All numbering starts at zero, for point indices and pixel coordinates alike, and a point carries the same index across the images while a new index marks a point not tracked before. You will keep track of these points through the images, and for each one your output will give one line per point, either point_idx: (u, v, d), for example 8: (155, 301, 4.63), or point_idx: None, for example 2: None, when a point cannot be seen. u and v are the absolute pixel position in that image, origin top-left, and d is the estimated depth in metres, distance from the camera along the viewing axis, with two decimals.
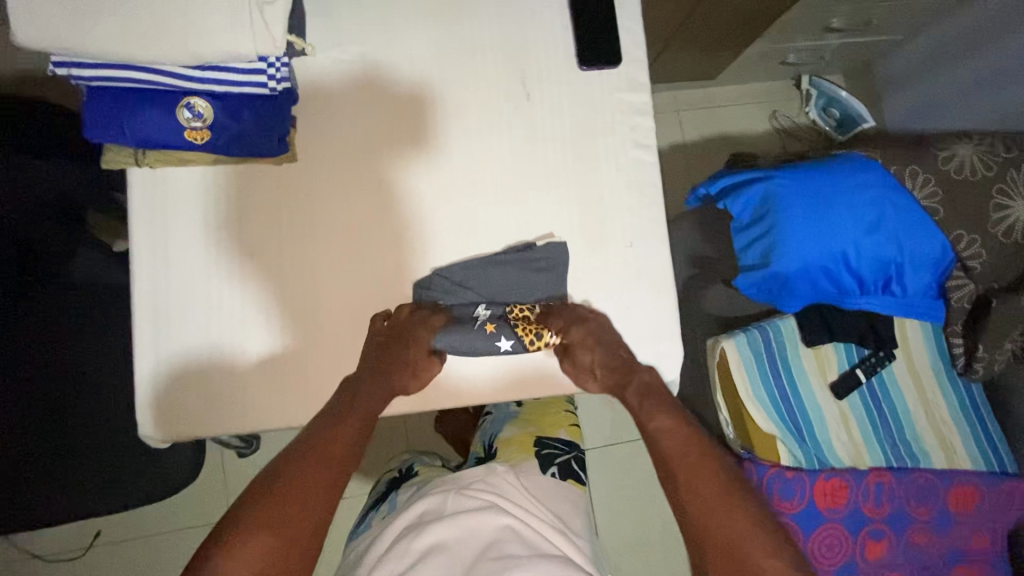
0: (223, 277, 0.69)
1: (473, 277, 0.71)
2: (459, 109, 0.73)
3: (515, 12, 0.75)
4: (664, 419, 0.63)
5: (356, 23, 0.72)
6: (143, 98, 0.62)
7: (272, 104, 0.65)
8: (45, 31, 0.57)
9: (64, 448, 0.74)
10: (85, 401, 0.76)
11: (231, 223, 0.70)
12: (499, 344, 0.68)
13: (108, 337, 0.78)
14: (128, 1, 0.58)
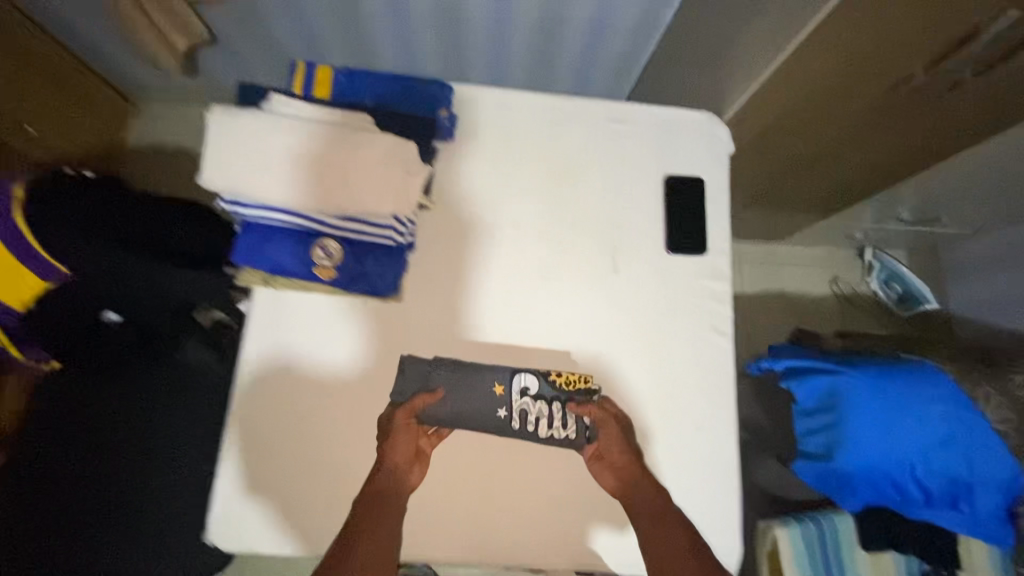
0: (313, 394, 0.74)
1: (464, 390, 0.72)
2: (552, 273, 0.79)
3: (615, 193, 0.83)
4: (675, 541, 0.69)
5: (475, 184, 0.81)
6: (289, 236, 0.71)
7: (394, 253, 0.74)
8: (223, 172, 0.65)
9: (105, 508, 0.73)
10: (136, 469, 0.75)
11: (330, 344, 0.75)
12: (523, 377, 0.73)
13: (181, 416, 0.78)
14: (299, 161, 0.67)
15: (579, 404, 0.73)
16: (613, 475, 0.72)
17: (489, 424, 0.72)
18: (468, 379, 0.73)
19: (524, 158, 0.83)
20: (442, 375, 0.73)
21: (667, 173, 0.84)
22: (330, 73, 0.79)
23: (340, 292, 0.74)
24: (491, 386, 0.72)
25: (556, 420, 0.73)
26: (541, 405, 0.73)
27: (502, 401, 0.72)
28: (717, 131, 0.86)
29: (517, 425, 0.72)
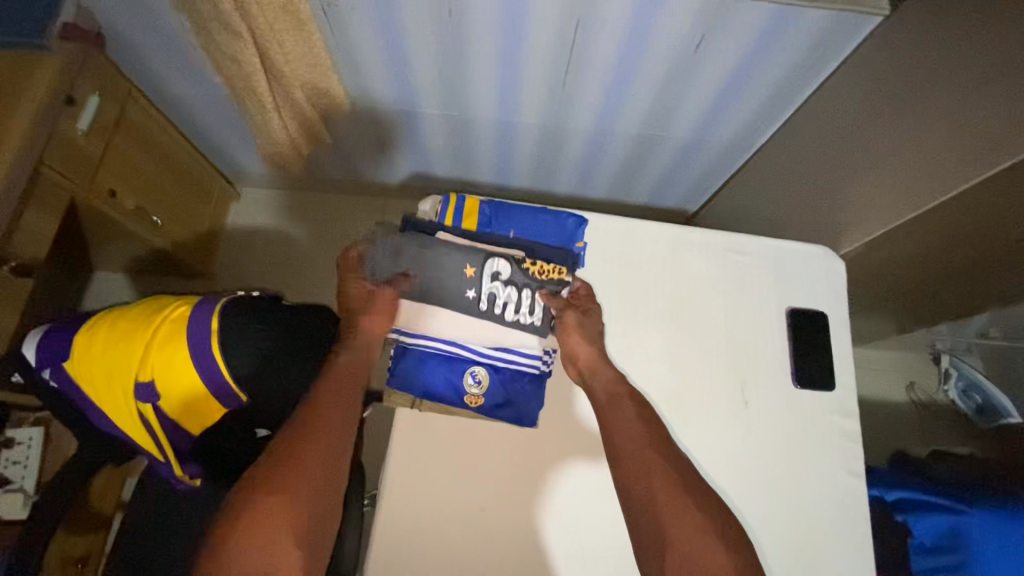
0: (450, 538, 0.73)
1: (431, 268, 0.76)
2: (683, 403, 0.81)
3: (740, 322, 0.85)
4: (628, 416, 0.74)
5: (606, 310, 0.84)
6: (444, 363, 0.76)
7: (538, 380, 0.78)
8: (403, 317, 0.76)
9: None
10: None
11: (467, 486, 0.75)
12: (494, 259, 0.77)
13: None
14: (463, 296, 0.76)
15: (549, 292, 0.78)
16: (574, 359, 0.77)
17: (457, 304, 0.76)
18: (442, 261, 0.76)
19: (652, 287, 0.86)
20: (410, 253, 0.76)
21: (789, 306, 0.87)
22: (477, 205, 0.84)
23: (482, 417, 0.77)
24: (461, 268, 0.76)
25: (522, 306, 0.77)
26: (509, 288, 0.77)
27: (472, 281, 0.76)
28: (834, 264, 0.89)
29: (485, 307, 0.77)
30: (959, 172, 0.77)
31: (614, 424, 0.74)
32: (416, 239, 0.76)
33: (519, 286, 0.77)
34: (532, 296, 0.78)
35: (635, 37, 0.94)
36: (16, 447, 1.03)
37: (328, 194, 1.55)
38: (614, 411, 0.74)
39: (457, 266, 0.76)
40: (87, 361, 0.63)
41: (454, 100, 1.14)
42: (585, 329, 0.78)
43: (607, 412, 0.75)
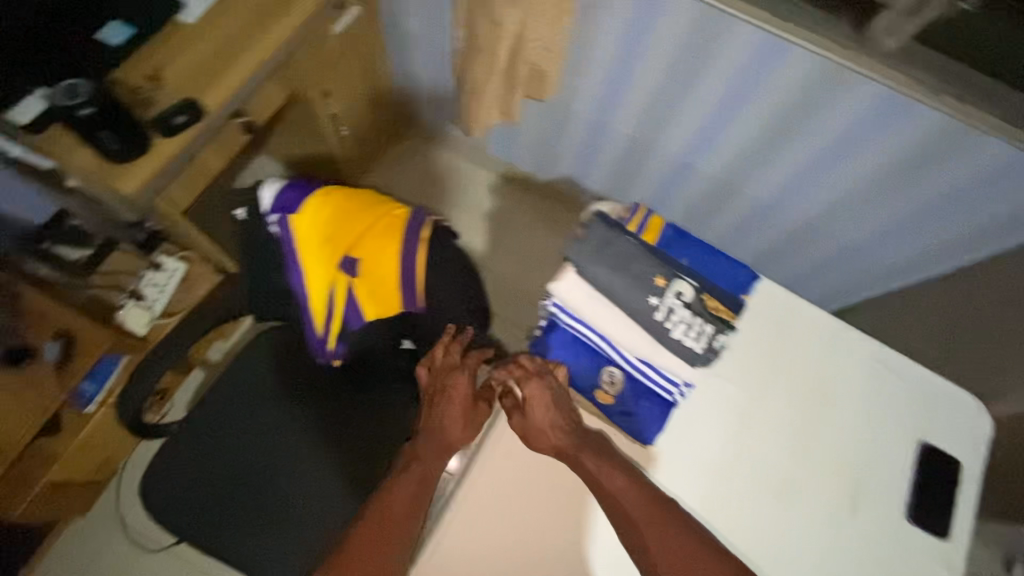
0: (516, 522, 0.75)
1: (626, 265, 0.71)
2: (787, 490, 0.80)
3: (869, 438, 0.83)
4: (621, 481, 0.70)
5: (741, 370, 0.84)
6: (587, 353, 0.76)
7: (668, 406, 0.76)
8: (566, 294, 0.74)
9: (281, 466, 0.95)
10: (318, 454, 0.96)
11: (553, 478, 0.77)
12: (682, 281, 0.71)
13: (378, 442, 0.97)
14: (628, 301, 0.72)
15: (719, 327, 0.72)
16: (550, 417, 0.72)
17: (632, 306, 0.71)
18: (634, 261, 0.71)
19: (792, 367, 0.86)
20: (616, 245, 0.72)
21: (922, 439, 0.84)
22: (661, 225, 0.87)
23: (602, 417, 0.77)
24: (653, 275, 0.71)
25: (694, 331, 0.71)
26: (688, 311, 0.70)
27: (656, 289, 0.70)
28: (980, 420, 0.86)
29: (659, 317, 0.71)
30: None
31: (613, 488, 0.70)
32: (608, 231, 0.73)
33: (696, 313, 0.70)
34: (706, 327, 0.70)
35: (860, 131, 0.96)
36: (161, 273, 1.13)
37: (475, 167, 1.62)
38: (608, 473, 0.70)
39: (647, 271, 0.71)
40: (313, 222, 0.71)
41: (652, 124, 1.17)
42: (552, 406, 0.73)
43: (598, 477, 0.70)
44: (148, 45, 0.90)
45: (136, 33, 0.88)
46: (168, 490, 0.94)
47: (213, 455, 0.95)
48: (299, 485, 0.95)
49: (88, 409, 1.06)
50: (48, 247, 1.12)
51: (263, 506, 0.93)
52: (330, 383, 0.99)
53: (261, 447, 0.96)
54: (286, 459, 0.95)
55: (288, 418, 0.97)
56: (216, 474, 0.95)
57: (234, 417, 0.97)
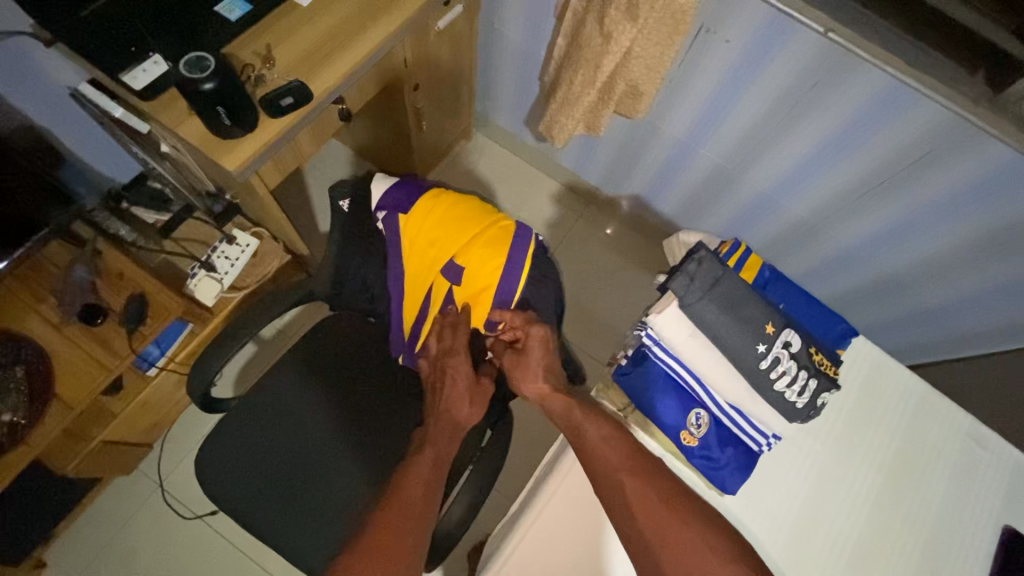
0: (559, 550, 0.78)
1: (734, 306, 0.68)
2: (866, 561, 0.76)
3: (952, 516, 0.80)
4: (601, 433, 0.72)
5: (828, 428, 0.81)
6: (675, 390, 0.73)
7: (752, 456, 0.72)
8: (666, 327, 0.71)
9: (330, 460, 0.95)
10: (368, 451, 0.96)
11: (610, 536, 0.79)
12: (790, 332, 0.68)
13: None
14: (730, 345, 0.69)
15: (823, 382, 0.68)
16: (541, 377, 0.77)
17: (736, 349, 0.68)
18: (742, 304, 0.68)
19: (880, 431, 0.82)
20: (726, 286, 0.69)
21: (1011, 524, 0.80)
22: (759, 264, 0.85)
23: (681, 458, 0.74)
24: (763, 320, 0.68)
25: (797, 383, 0.68)
26: (794, 363, 0.67)
27: (765, 337, 0.67)
28: None
29: (763, 366, 0.68)
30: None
31: (594, 442, 0.71)
32: (719, 268, 0.70)
33: (803, 365, 0.67)
34: (811, 382, 0.67)
35: (976, 190, 0.91)
36: (234, 246, 1.14)
37: (542, 175, 1.61)
38: (590, 427, 0.73)
39: (755, 316, 0.68)
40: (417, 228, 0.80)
41: (743, 154, 1.14)
42: (541, 357, 0.78)
43: (580, 428, 0.73)
44: (262, 22, 0.90)
45: (253, 9, 0.89)
46: (235, 490, 0.92)
47: (276, 453, 0.94)
48: (343, 483, 0.94)
49: (149, 372, 1.05)
50: (126, 208, 1.13)
51: (308, 499, 0.93)
52: (393, 387, 1.00)
53: (327, 447, 0.96)
54: (352, 460, 0.95)
55: (339, 411, 0.98)
56: (280, 476, 0.94)
57: (300, 415, 0.97)
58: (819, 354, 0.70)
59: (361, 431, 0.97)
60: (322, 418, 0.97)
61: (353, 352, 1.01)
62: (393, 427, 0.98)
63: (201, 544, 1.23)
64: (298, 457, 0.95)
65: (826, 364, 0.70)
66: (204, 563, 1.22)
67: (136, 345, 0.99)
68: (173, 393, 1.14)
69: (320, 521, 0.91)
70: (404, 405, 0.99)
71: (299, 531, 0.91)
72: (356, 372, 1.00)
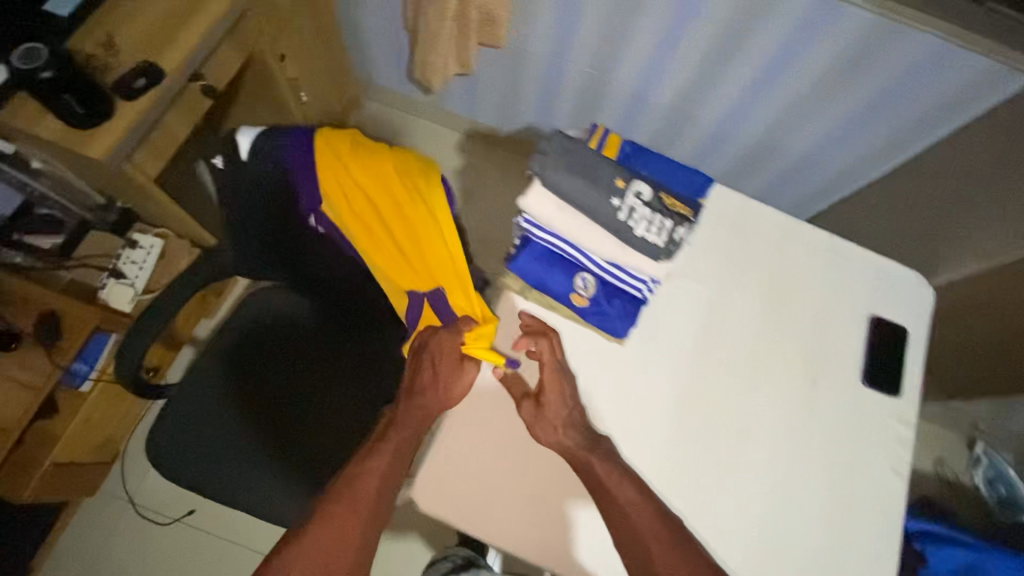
0: (487, 426, 0.80)
1: (586, 173, 0.76)
2: (758, 370, 0.86)
3: (826, 316, 0.91)
4: (631, 497, 0.75)
5: (707, 270, 0.90)
6: (558, 262, 0.81)
7: (636, 302, 0.83)
8: (535, 206, 0.77)
9: (285, 412, 1.01)
10: (320, 398, 1.02)
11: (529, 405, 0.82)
12: (638, 183, 0.76)
13: (371, 381, 1.03)
14: (591, 208, 0.76)
15: (675, 220, 0.77)
16: (563, 429, 0.78)
17: (597, 209, 0.75)
18: (594, 170, 0.76)
19: (753, 263, 0.92)
20: (576, 157, 0.76)
21: (874, 313, 0.92)
22: (619, 141, 0.92)
23: (578, 319, 0.83)
24: (612, 178, 0.75)
25: (654, 225, 0.76)
26: (648, 209, 0.76)
27: (617, 192, 0.75)
28: (923, 291, 0.94)
29: (622, 218, 0.76)
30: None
31: (624, 501, 0.75)
32: (568, 145, 0.77)
33: (653, 209, 0.76)
34: (666, 222, 0.76)
35: (800, 37, 1.01)
36: (138, 250, 1.15)
37: (439, 126, 1.65)
38: (621, 487, 0.76)
39: (606, 177, 0.76)
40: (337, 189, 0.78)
41: (605, 57, 1.22)
42: (566, 409, 0.79)
43: (609, 487, 0.76)
44: (97, 12, 0.90)
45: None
46: (196, 471, 0.96)
47: (231, 419, 0.99)
48: (301, 431, 1.00)
49: (83, 388, 1.07)
50: (21, 238, 1.08)
51: (270, 453, 0.98)
52: (326, 344, 1.05)
53: (279, 412, 1.01)
54: (309, 410, 1.02)
55: (284, 367, 1.03)
56: (239, 438, 0.99)
57: (244, 389, 1.01)
58: (670, 198, 0.78)
59: (308, 390, 1.03)
60: (268, 376, 1.02)
61: (283, 319, 1.05)
62: (338, 371, 1.04)
63: (185, 541, 1.26)
64: (254, 417, 1.00)
65: (677, 206, 0.78)
66: (190, 558, 1.25)
67: (61, 358, 0.99)
68: (117, 409, 1.17)
69: (285, 471, 0.97)
70: (343, 356, 1.05)
71: (267, 484, 0.97)
72: (290, 338, 1.04)
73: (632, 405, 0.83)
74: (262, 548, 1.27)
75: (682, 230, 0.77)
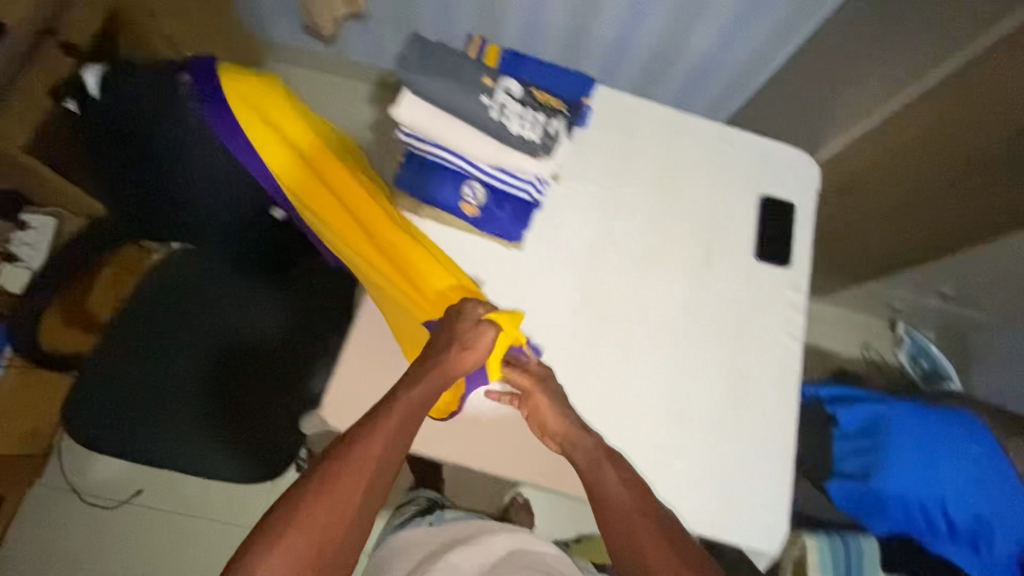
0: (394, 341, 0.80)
1: (454, 74, 0.75)
2: (654, 256, 0.90)
3: (717, 200, 0.94)
4: (617, 476, 0.69)
5: (599, 171, 0.92)
6: (442, 173, 0.80)
7: (527, 205, 0.84)
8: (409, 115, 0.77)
9: (213, 372, 0.98)
10: (246, 351, 1.00)
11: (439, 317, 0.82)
12: (507, 80, 0.77)
13: (296, 325, 1.01)
14: (462, 110, 0.76)
15: (549, 112, 0.78)
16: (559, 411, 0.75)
17: (469, 110, 0.76)
18: (462, 72, 0.76)
19: (644, 158, 0.94)
20: (442, 61, 0.76)
21: (763, 194, 0.95)
22: (499, 51, 0.90)
23: (474, 229, 0.84)
24: (480, 77, 0.76)
25: (528, 120, 0.77)
26: (519, 105, 0.77)
27: (485, 90, 0.76)
28: (809, 168, 0.98)
29: (495, 116, 0.76)
30: (941, 68, 0.88)
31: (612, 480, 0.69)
32: (433, 49, 0.76)
33: (525, 104, 0.77)
34: (539, 115, 0.77)
35: None
36: (29, 231, 1.09)
37: (347, 81, 1.61)
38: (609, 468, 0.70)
39: (474, 78, 0.76)
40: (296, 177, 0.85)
41: None
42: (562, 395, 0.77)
43: (598, 471, 0.70)
44: None
45: None
46: (130, 443, 0.93)
47: (158, 388, 0.96)
48: (232, 387, 0.97)
49: None
50: None
51: (205, 413, 0.96)
52: (246, 298, 1.02)
53: (180, 367, 0.97)
54: (236, 365, 0.99)
55: (204, 328, 1.00)
56: (169, 405, 0.95)
57: (167, 355, 0.98)
58: (542, 93, 0.79)
59: (208, 340, 0.99)
60: (190, 339, 0.99)
61: (176, 277, 1.03)
62: (261, 322, 1.01)
63: (138, 522, 1.26)
64: (182, 381, 0.97)
65: (551, 100, 0.79)
66: (145, 537, 1.25)
67: None
68: (37, 396, 1.14)
69: (223, 428, 0.95)
70: (243, 303, 1.02)
71: (205, 444, 0.94)
72: (185, 295, 1.02)
73: (537, 305, 0.85)
74: (219, 516, 1.28)
75: (558, 121, 0.78)
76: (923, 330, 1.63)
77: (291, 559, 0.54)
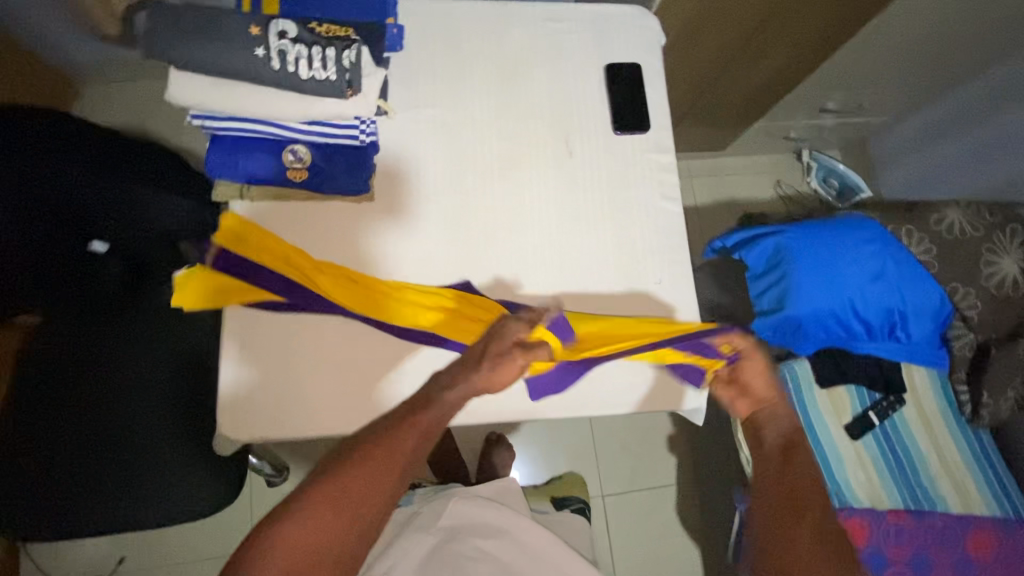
0: (276, 333, 0.75)
1: (213, 32, 0.68)
2: (514, 163, 0.85)
3: (561, 84, 0.89)
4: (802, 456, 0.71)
5: (430, 92, 0.85)
6: (256, 146, 0.75)
7: (360, 151, 0.78)
8: (189, 96, 0.69)
9: (115, 425, 0.87)
10: (142, 390, 0.88)
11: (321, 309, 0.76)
12: (279, 22, 0.69)
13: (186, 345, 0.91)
14: (239, 70, 0.68)
15: (336, 44, 0.70)
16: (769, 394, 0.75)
17: (246, 68, 0.68)
18: (224, 30, 0.68)
19: (474, 64, 0.87)
20: (196, 22, 0.68)
21: (608, 63, 0.91)
22: None
23: (310, 193, 0.78)
24: (245, 27, 0.68)
25: (316, 60, 0.69)
26: (300, 46, 0.69)
27: (258, 41, 0.68)
28: (645, 21, 0.93)
29: (278, 66, 0.69)
30: None
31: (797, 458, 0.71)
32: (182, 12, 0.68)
33: (306, 43, 0.69)
34: (325, 51, 0.69)
35: None
36: None
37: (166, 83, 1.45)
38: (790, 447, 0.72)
39: (238, 33, 0.68)
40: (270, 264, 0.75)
41: None
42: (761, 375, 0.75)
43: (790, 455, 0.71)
44: None
45: None
46: (64, 526, 0.84)
47: (64, 465, 0.85)
48: (145, 431, 0.87)
49: None
50: None
51: (131, 466, 0.86)
52: (116, 335, 0.89)
53: (58, 436, 0.86)
54: (142, 408, 0.88)
55: (84, 384, 0.88)
56: (88, 475, 0.85)
57: (57, 430, 0.86)
58: (326, 27, 0.72)
59: (76, 397, 0.87)
60: (76, 403, 0.87)
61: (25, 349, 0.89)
62: (145, 355, 0.89)
63: None
64: (89, 448, 0.86)
65: (338, 32, 0.72)
66: None
67: None
68: None
69: (155, 472, 0.87)
70: (106, 345, 0.89)
71: (144, 495, 0.86)
72: (33, 362, 0.88)
73: (412, 247, 0.81)
74: (207, 554, 1.26)
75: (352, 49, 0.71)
76: (828, 150, 1.66)
77: (319, 537, 0.55)
